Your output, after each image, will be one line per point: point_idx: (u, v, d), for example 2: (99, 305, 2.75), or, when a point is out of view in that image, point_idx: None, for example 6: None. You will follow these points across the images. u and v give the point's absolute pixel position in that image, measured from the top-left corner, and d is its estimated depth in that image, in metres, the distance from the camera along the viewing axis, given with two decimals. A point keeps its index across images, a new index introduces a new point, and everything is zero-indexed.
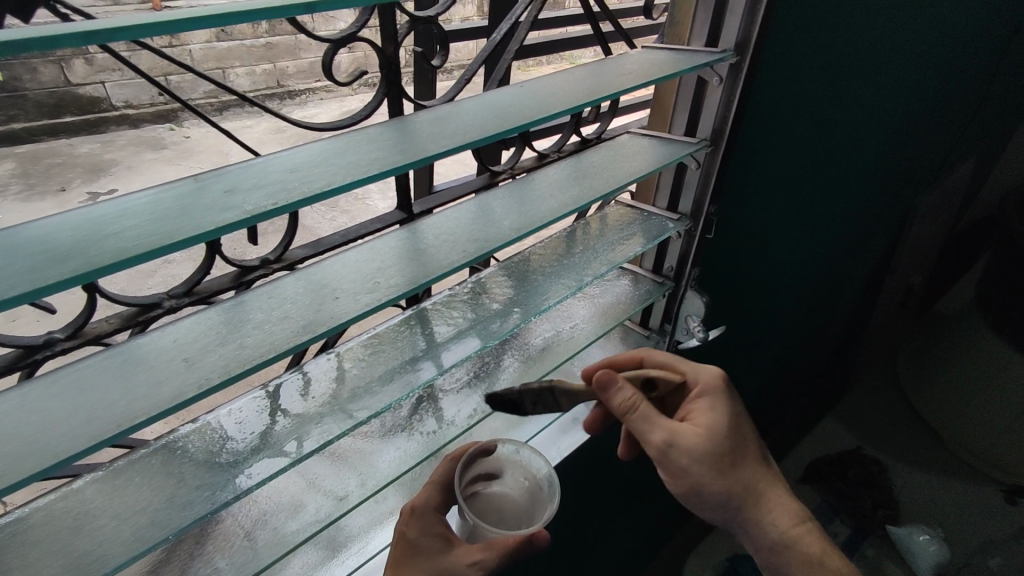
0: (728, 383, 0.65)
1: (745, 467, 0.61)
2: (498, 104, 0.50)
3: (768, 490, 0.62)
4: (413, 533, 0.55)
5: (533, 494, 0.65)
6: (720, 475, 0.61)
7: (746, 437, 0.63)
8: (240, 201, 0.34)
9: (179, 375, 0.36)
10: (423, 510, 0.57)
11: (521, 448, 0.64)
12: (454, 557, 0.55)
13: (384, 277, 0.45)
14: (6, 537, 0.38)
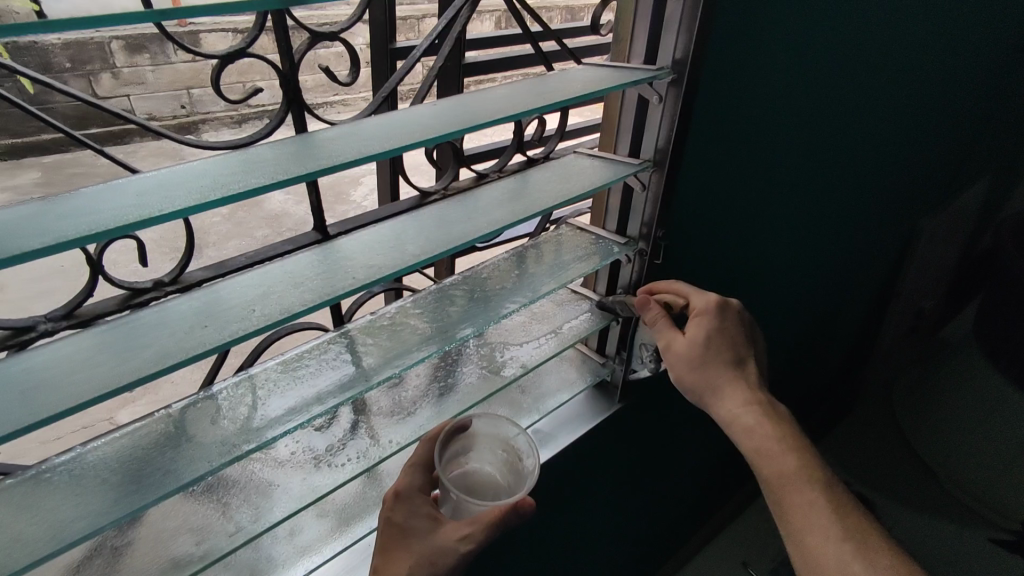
0: (730, 304, 0.67)
1: (711, 374, 0.64)
2: (405, 122, 0.48)
3: (737, 393, 0.63)
4: (401, 518, 0.55)
5: (513, 468, 0.63)
6: (690, 372, 0.64)
7: (727, 348, 0.65)
8: (67, 228, 0.33)
9: (10, 408, 0.35)
10: (408, 495, 0.56)
11: (500, 422, 0.63)
12: (442, 534, 0.55)
13: (268, 301, 0.43)
14: None
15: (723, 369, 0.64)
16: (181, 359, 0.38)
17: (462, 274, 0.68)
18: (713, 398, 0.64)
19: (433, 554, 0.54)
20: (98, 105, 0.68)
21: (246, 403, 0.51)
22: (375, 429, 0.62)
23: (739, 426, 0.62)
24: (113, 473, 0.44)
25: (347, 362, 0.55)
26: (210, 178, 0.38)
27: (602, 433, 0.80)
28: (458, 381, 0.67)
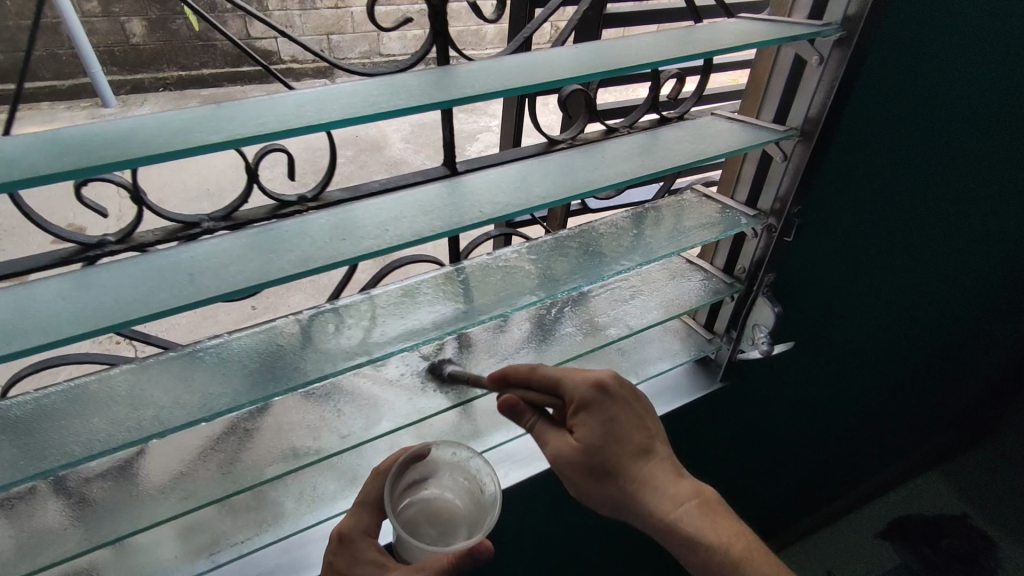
0: (613, 380, 0.60)
1: (625, 475, 0.59)
2: (540, 64, 0.47)
3: (663, 495, 0.59)
4: (344, 562, 0.58)
5: (474, 496, 0.63)
6: (590, 484, 0.59)
7: (632, 439, 0.60)
8: (240, 133, 0.37)
9: (178, 288, 0.40)
10: (350, 538, 0.59)
11: (459, 452, 0.63)
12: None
13: (398, 225, 0.45)
14: (55, 402, 0.48)
15: (641, 469, 0.60)
16: (304, 270, 0.41)
17: (576, 226, 0.67)
18: (640, 511, 0.60)
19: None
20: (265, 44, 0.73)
21: (355, 319, 0.56)
22: (468, 369, 0.65)
23: (671, 531, 0.59)
24: (237, 364, 0.52)
25: (459, 297, 0.58)
26: (356, 101, 0.41)
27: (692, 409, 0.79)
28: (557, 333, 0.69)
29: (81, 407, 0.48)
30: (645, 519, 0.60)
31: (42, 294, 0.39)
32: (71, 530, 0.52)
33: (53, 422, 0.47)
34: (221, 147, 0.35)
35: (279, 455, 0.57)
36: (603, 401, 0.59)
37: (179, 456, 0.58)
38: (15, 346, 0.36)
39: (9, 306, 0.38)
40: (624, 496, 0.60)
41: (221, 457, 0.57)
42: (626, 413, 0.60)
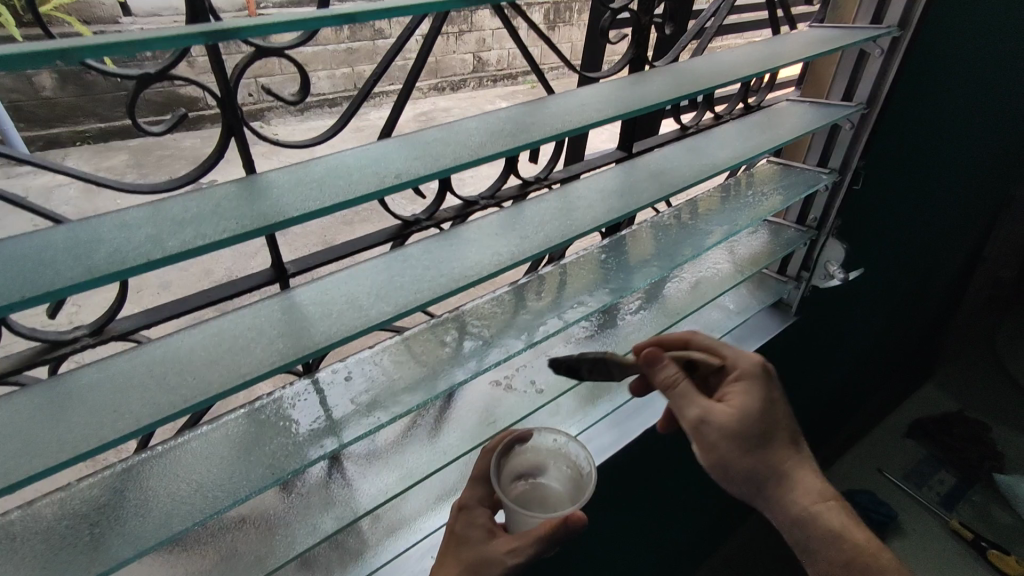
0: (774, 370, 0.60)
1: (778, 455, 0.56)
2: (714, 62, 0.64)
3: (810, 482, 0.56)
4: (460, 526, 0.55)
5: (577, 482, 0.61)
6: (744, 457, 0.55)
7: (784, 424, 0.57)
8: (565, 118, 0.48)
9: (517, 241, 0.51)
10: (469, 506, 0.57)
11: (559, 438, 0.61)
12: (491, 546, 0.53)
13: (637, 189, 0.60)
14: (354, 367, 0.56)
15: (795, 464, 0.56)
16: (588, 227, 0.54)
17: (684, 202, 0.85)
18: (785, 492, 0.55)
19: (485, 563, 0.52)
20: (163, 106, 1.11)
21: (555, 282, 0.70)
22: (624, 319, 0.78)
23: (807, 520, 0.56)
24: (486, 322, 0.64)
25: (625, 260, 0.74)
26: (619, 94, 0.54)
27: (781, 341, 0.95)
28: (680, 281, 0.83)
29: (367, 380, 0.54)
30: (787, 511, 0.56)
31: (418, 256, 0.49)
32: (362, 491, 0.57)
33: (355, 389, 0.53)
34: (570, 133, 0.45)
35: (508, 401, 0.65)
36: (763, 382, 0.58)
37: (423, 419, 0.65)
38: (435, 292, 0.44)
39: (400, 265, 0.48)
40: (780, 481, 0.55)
41: (463, 411, 0.65)
42: (778, 399, 0.59)
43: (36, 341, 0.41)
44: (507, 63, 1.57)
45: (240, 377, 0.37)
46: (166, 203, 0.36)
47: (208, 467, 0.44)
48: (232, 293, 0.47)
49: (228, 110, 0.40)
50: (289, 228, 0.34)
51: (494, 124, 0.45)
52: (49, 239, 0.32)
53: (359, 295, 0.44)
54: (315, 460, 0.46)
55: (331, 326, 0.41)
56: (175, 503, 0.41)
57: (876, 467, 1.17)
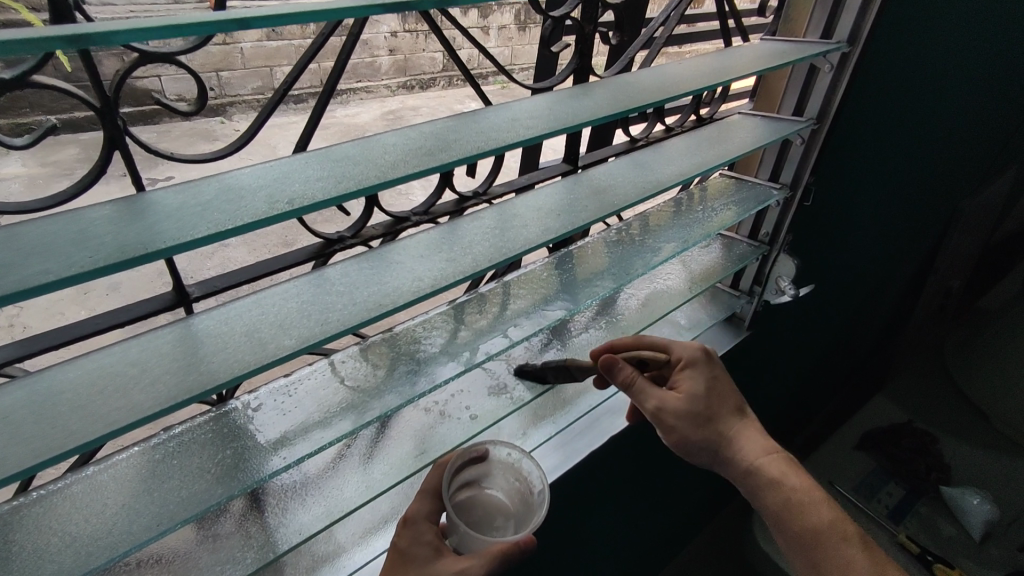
0: (714, 353, 0.64)
1: (719, 425, 0.60)
2: (661, 75, 0.61)
3: (750, 441, 0.60)
4: (405, 542, 0.50)
5: (525, 499, 0.59)
6: (697, 431, 0.59)
7: (727, 397, 0.62)
8: (496, 133, 0.45)
9: (445, 263, 0.48)
10: (416, 520, 0.52)
11: (514, 452, 0.59)
12: (441, 564, 0.49)
13: (579, 207, 0.57)
14: (269, 398, 0.52)
15: (763, 438, 0.61)
16: (524, 248, 0.51)
17: (635, 216, 0.83)
18: (727, 452, 0.60)
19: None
20: None
21: (497, 301, 0.67)
22: (572, 339, 0.75)
23: (757, 477, 0.58)
24: (420, 344, 0.60)
25: (570, 278, 0.71)
26: (557, 109, 0.52)
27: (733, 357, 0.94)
28: (630, 298, 0.81)
29: (281, 414, 0.51)
30: (733, 466, 0.59)
31: (337, 278, 0.45)
32: (279, 529, 0.53)
33: (270, 424, 0.49)
34: (496, 151, 0.42)
35: (445, 427, 0.62)
36: (708, 363, 0.63)
37: (351, 447, 0.61)
38: (348, 321, 0.41)
39: (315, 290, 0.44)
40: (725, 440, 0.60)
41: (397, 438, 0.61)
42: (724, 376, 0.63)
43: None
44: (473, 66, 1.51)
45: (109, 425, 0.33)
46: (20, 227, 0.31)
47: (85, 519, 0.40)
48: (125, 320, 0.43)
49: (108, 122, 0.36)
50: (159, 260, 0.30)
51: (413, 140, 0.42)
52: None
53: (262, 325, 0.40)
54: (221, 501, 0.42)
55: (226, 362, 0.38)
56: (42, 560, 0.37)
57: (828, 478, 1.17)
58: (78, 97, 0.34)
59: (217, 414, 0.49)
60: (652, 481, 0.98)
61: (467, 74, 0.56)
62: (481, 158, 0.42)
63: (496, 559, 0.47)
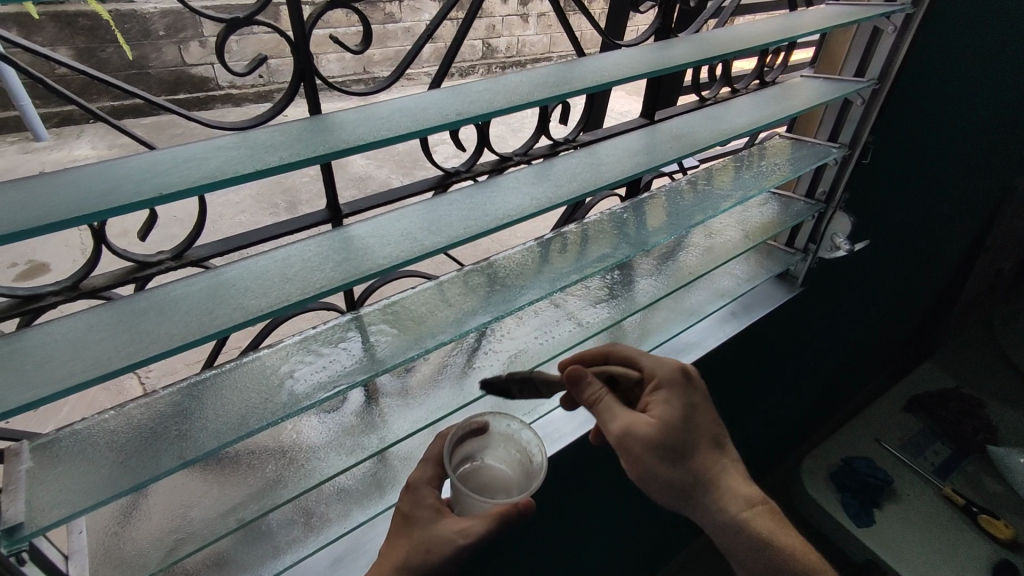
0: (694, 372, 0.63)
1: (701, 467, 0.59)
2: (735, 33, 0.67)
3: (735, 493, 0.59)
4: (408, 507, 0.56)
5: (525, 468, 0.63)
6: (671, 471, 0.58)
7: (705, 427, 0.61)
8: (599, 76, 0.53)
9: (550, 190, 0.56)
10: (417, 485, 0.57)
11: (513, 422, 0.62)
12: (443, 525, 0.54)
13: (659, 151, 0.64)
14: (393, 308, 0.60)
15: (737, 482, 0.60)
16: (615, 180, 0.58)
17: (697, 173, 0.89)
18: (709, 500, 0.59)
19: (432, 542, 0.53)
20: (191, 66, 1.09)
21: (578, 240, 0.75)
22: (640, 282, 0.82)
23: (737, 528, 0.59)
24: (514, 274, 0.68)
25: (640, 223, 0.78)
26: (647, 59, 0.59)
27: (787, 311, 0.99)
28: (693, 248, 0.87)
29: (402, 319, 0.59)
30: (719, 516, 0.59)
31: (462, 198, 0.54)
32: (395, 420, 0.61)
33: (399, 325, 0.58)
34: (602, 86, 0.50)
35: (534, 345, 0.70)
36: (685, 386, 0.61)
37: (451, 360, 0.69)
38: (479, 228, 0.49)
39: (448, 206, 0.52)
40: (708, 493, 0.59)
41: (492, 355, 0.69)
42: (703, 404, 0.62)
43: (128, 263, 0.45)
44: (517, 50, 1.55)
45: (315, 288, 0.42)
46: (250, 133, 0.39)
47: (274, 382, 0.50)
48: (291, 231, 0.52)
49: (301, 57, 0.45)
50: (351, 155, 0.39)
51: (535, 79, 0.50)
52: (151, 160, 0.36)
53: (413, 230, 0.49)
54: (367, 377, 0.51)
55: (388, 252, 0.46)
56: (244, 412, 0.46)
57: (874, 437, 1.21)
58: (283, 34, 0.43)
59: (351, 318, 0.58)
60: None
61: (568, 30, 0.62)
62: (586, 92, 0.50)
63: (494, 519, 0.52)
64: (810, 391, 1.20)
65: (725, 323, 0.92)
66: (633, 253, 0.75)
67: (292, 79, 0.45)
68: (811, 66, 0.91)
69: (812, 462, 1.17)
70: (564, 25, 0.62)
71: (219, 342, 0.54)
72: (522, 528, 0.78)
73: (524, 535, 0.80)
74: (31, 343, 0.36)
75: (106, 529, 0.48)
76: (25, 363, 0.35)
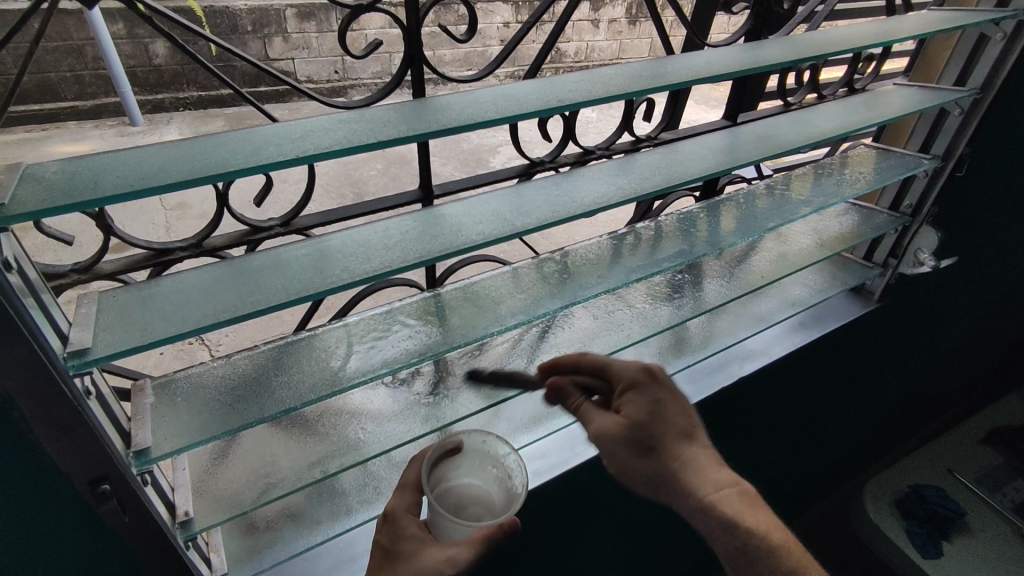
0: (663, 371, 0.55)
1: (669, 455, 0.52)
2: (831, 36, 0.67)
3: (700, 475, 0.51)
4: (389, 541, 0.52)
5: (505, 485, 0.59)
6: (639, 462, 0.52)
7: (675, 423, 0.53)
8: (692, 72, 0.54)
9: (631, 181, 0.58)
10: (397, 516, 0.53)
11: (488, 438, 0.59)
12: (427, 555, 0.50)
13: (741, 152, 0.65)
14: (470, 289, 0.63)
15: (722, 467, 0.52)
16: (694, 176, 0.60)
17: (774, 179, 0.87)
18: (680, 485, 0.51)
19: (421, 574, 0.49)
20: (272, 60, 1.13)
21: (651, 237, 0.75)
22: (710, 284, 0.81)
23: (706, 518, 0.50)
24: (587, 265, 0.69)
25: (715, 225, 0.78)
26: (739, 57, 0.59)
27: (861, 326, 0.95)
28: (768, 253, 0.86)
29: (480, 299, 0.62)
30: (684, 501, 0.51)
31: (545, 186, 0.56)
32: (464, 396, 0.64)
33: (476, 306, 0.61)
34: (693, 82, 0.51)
35: (602, 337, 0.71)
36: (655, 385, 0.54)
37: (520, 346, 0.71)
38: (561, 213, 0.51)
39: (534, 192, 0.54)
40: (677, 480, 0.51)
41: (559, 344, 0.71)
42: (677, 399, 0.55)
43: (244, 226, 0.48)
44: (586, 55, 1.56)
45: (413, 257, 0.45)
46: (366, 110, 0.43)
47: (364, 347, 0.53)
48: (386, 207, 0.55)
49: (412, 43, 0.48)
50: (460, 133, 0.42)
51: (627, 74, 0.52)
52: (281, 131, 0.40)
53: (503, 210, 0.51)
54: (449, 348, 0.54)
55: (478, 229, 0.49)
56: (333, 372, 0.50)
57: (946, 467, 1.15)
58: (396, 20, 0.46)
59: (430, 296, 0.61)
60: (769, 444, 1.00)
61: (659, 25, 0.63)
62: (678, 88, 0.52)
63: (478, 542, 0.49)
64: (880, 413, 1.15)
65: (793, 332, 0.90)
66: (708, 251, 0.75)
67: (401, 64, 0.48)
68: (903, 74, 0.88)
69: (876, 487, 1.12)
70: (656, 22, 0.63)
71: (312, 306, 0.59)
72: (572, 514, 0.79)
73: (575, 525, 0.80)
74: (162, 288, 0.40)
75: (201, 469, 0.52)
76: (160, 306, 0.39)
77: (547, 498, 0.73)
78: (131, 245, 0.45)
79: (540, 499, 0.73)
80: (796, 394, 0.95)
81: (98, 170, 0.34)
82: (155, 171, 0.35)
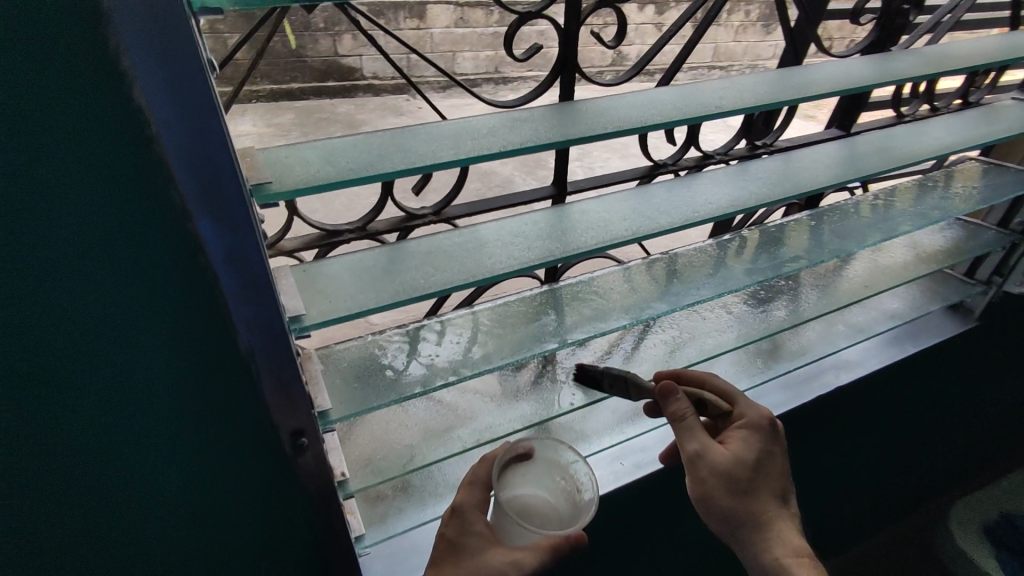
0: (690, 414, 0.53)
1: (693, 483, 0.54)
2: (956, 49, 0.66)
3: (709, 511, 0.53)
4: (452, 533, 0.55)
5: (572, 499, 0.57)
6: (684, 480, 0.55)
7: (697, 466, 0.52)
8: (818, 84, 0.56)
9: (752, 189, 0.60)
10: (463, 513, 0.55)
11: (565, 451, 0.57)
12: (493, 555, 0.53)
13: (858, 164, 0.66)
14: (583, 286, 0.66)
15: (771, 504, 0.53)
16: (814, 187, 0.62)
17: (879, 189, 0.87)
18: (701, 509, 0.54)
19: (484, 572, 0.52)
20: None
21: (755, 243, 0.76)
22: (806, 294, 0.82)
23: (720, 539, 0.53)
24: (694, 268, 0.71)
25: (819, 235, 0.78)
26: (869, 70, 0.60)
27: (958, 345, 0.94)
28: (867, 263, 0.86)
29: (599, 295, 0.65)
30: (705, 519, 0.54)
31: (671, 190, 0.58)
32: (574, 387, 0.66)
33: (592, 303, 0.64)
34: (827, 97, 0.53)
35: (706, 340, 0.73)
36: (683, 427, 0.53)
37: (623, 343, 0.73)
38: (693, 217, 0.54)
39: (664, 196, 0.57)
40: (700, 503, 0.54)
41: (663, 342, 0.73)
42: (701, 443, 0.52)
43: (403, 213, 0.53)
44: None
45: (567, 251, 0.49)
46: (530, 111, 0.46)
47: (497, 334, 0.57)
48: (523, 201, 0.59)
49: (567, 49, 0.50)
50: (618, 137, 0.45)
51: (764, 85, 0.54)
52: (457, 130, 0.44)
53: (638, 211, 0.54)
54: (574, 339, 0.58)
55: (618, 228, 0.52)
56: (471, 355, 0.54)
57: None
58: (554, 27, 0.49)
59: (551, 289, 0.65)
60: (854, 459, 0.99)
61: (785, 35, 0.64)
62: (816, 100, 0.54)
63: (545, 552, 0.50)
64: (969, 434, 1.13)
65: (888, 345, 0.89)
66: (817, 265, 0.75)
67: (554, 68, 0.51)
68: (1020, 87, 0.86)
69: (964, 510, 1.14)
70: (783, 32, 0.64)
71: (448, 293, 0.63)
72: (660, 510, 0.81)
73: (660, 520, 0.82)
74: (325, 270, 0.44)
75: (347, 434, 0.58)
76: (329, 284, 0.43)
77: (641, 491, 0.75)
78: (311, 225, 0.50)
79: (634, 492, 0.74)
80: (887, 409, 0.94)
81: (321, 158, 0.38)
82: (362, 160, 0.39)
